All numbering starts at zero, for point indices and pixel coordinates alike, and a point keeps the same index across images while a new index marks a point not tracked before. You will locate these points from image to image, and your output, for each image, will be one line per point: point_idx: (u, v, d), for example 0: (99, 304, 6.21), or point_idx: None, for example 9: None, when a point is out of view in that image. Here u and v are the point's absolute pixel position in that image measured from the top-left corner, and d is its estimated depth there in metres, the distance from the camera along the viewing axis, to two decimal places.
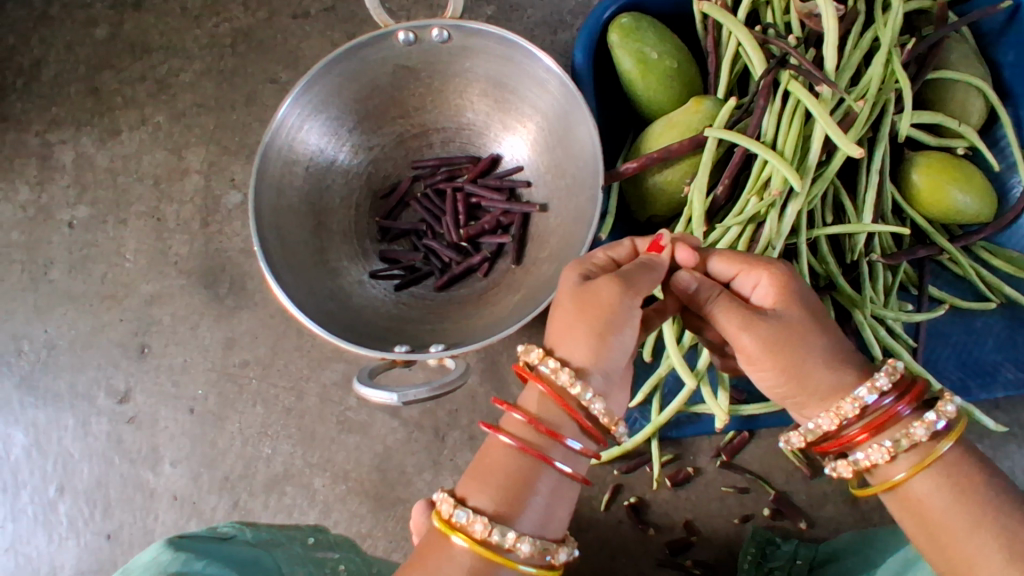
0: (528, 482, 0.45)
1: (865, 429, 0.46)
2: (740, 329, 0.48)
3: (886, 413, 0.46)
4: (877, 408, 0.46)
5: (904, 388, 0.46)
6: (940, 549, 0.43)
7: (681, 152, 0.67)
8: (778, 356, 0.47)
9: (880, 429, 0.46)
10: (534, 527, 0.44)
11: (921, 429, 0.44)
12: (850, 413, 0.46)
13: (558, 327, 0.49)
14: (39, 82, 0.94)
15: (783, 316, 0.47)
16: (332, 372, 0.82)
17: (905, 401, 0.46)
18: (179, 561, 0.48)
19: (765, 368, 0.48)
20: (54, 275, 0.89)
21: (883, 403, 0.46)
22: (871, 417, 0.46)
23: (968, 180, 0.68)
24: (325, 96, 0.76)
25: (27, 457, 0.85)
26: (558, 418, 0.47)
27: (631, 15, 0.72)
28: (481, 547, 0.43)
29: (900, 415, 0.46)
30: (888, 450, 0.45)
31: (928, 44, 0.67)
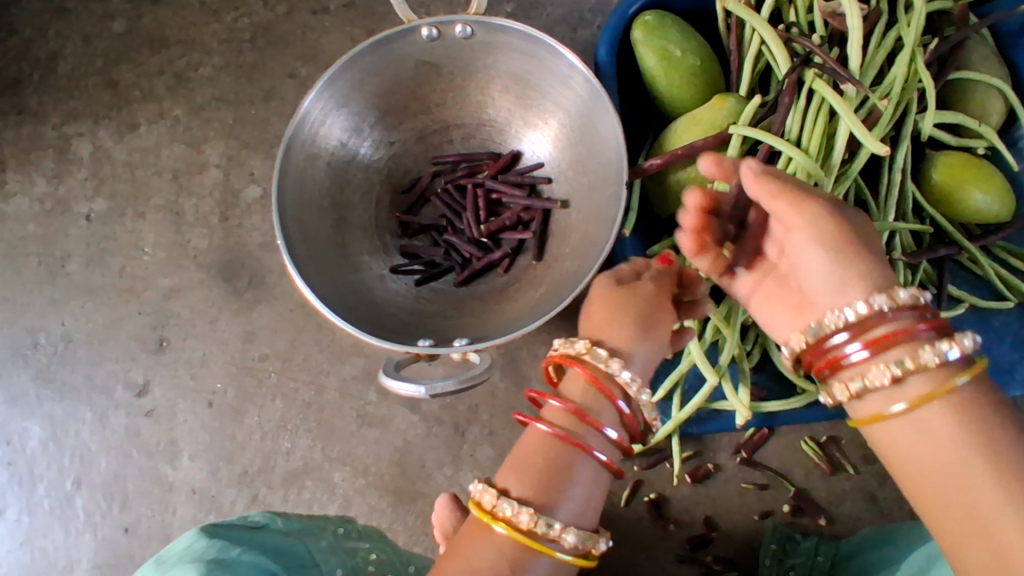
0: (569, 472, 0.46)
1: (868, 345, 0.45)
2: (806, 211, 0.47)
3: (898, 330, 0.45)
4: (888, 320, 0.45)
5: (923, 314, 0.45)
6: (943, 486, 0.41)
7: (705, 150, 0.68)
8: (841, 247, 0.47)
9: (888, 347, 0.45)
10: (574, 517, 0.46)
11: (932, 352, 0.43)
12: (842, 320, 0.46)
13: (599, 321, 0.54)
14: (56, 75, 0.94)
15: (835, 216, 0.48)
16: (351, 367, 0.82)
17: (927, 325, 0.44)
18: (215, 548, 0.48)
19: (822, 256, 0.47)
20: (71, 268, 0.89)
21: (894, 320, 0.45)
22: (878, 330, 0.45)
23: (987, 180, 0.69)
24: (349, 91, 0.76)
25: (44, 449, 0.85)
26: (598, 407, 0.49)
27: (654, 13, 0.73)
28: (527, 537, 0.44)
29: (914, 335, 0.44)
30: (893, 367, 0.44)
31: (950, 44, 0.67)
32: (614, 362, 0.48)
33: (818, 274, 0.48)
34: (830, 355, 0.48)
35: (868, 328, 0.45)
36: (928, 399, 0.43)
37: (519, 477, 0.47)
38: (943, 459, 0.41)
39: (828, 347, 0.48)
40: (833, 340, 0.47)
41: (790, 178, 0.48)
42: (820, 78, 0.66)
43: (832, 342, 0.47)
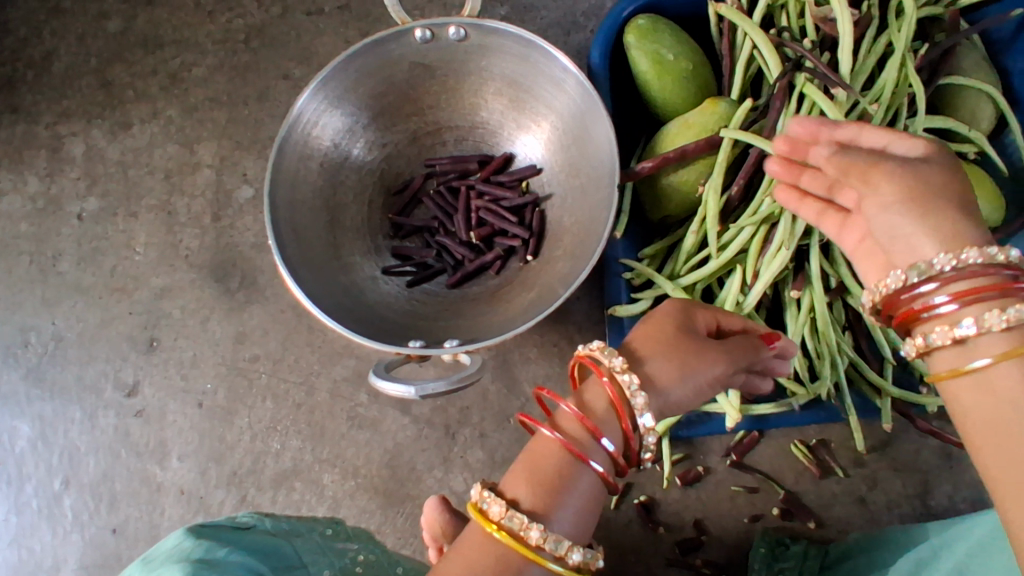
0: (573, 486, 0.46)
1: (957, 295, 0.42)
2: (870, 171, 0.48)
3: (988, 282, 0.42)
4: (985, 273, 0.42)
5: (1019, 273, 0.42)
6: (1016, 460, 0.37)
7: (696, 153, 0.68)
8: (921, 202, 0.45)
9: (976, 298, 0.42)
10: (577, 532, 0.46)
11: (1016, 311, 0.40)
12: (944, 267, 0.43)
13: (656, 350, 0.51)
14: (50, 74, 0.94)
15: (921, 166, 0.47)
16: (342, 368, 0.82)
17: (1017, 283, 0.42)
18: (202, 548, 0.48)
19: (904, 211, 0.46)
20: (63, 267, 0.89)
21: (985, 273, 0.42)
22: (968, 280, 0.42)
23: (977, 184, 0.68)
24: (342, 92, 0.76)
25: (33, 449, 0.85)
26: (608, 427, 0.49)
27: (647, 17, 0.73)
28: (532, 551, 0.43)
29: (1006, 291, 0.41)
30: (974, 323, 0.41)
31: (940, 50, 0.68)
32: (641, 394, 0.48)
33: (901, 226, 0.46)
34: (916, 305, 0.45)
35: (958, 277, 0.43)
36: (1015, 352, 0.39)
37: (524, 487, 0.46)
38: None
39: (914, 295, 0.45)
40: (920, 287, 0.44)
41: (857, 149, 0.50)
42: (812, 83, 0.67)
43: (918, 292, 0.44)
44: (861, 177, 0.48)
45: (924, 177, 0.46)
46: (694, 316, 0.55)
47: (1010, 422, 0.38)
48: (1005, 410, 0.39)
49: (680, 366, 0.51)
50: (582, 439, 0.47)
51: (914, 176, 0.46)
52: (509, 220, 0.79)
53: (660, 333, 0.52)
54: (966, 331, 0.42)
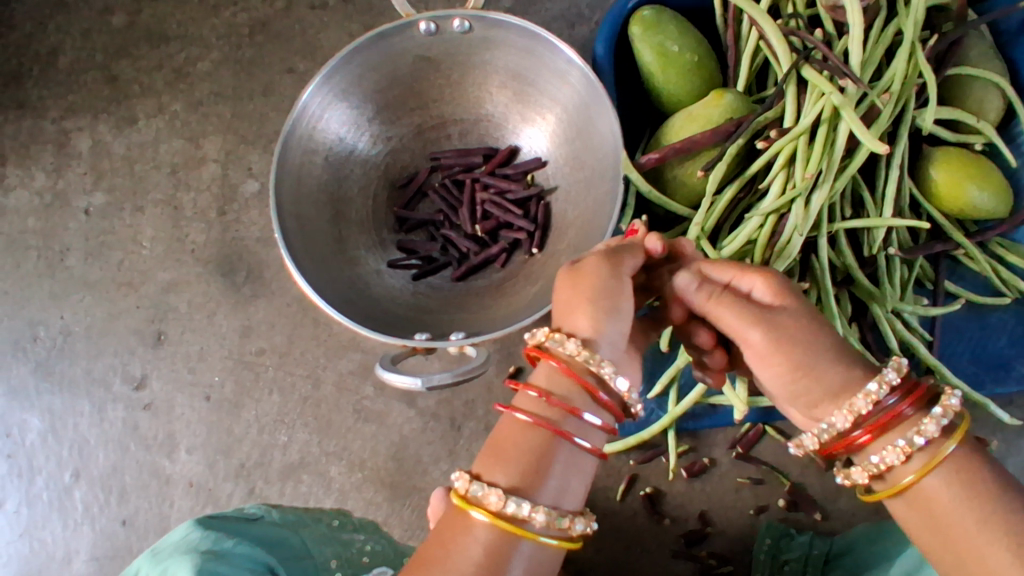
0: (542, 452, 0.46)
1: (869, 431, 0.44)
2: (748, 324, 0.47)
3: (890, 412, 0.44)
4: (886, 403, 0.44)
5: (898, 387, 0.44)
6: (947, 548, 0.41)
7: (702, 145, 0.68)
8: (806, 367, 0.46)
9: (885, 429, 0.44)
10: (549, 500, 0.45)
11: (932, 424, 0.42)
12: (848, 420, 0.45)
13: (558, 308, 0.51)
14: (55, 69, 0.94)
15: (791, 312, 0.47)
16: (348, 361, 0.82)
17: (911, 401, 0.44)
18: (211, 538, 0.49)
19: (788, 373, 0.46)
20: (71, 261, 0.89)
21: (887, 402, 0.44)
22: (874, 416, 0.44)
23: (985, 177, 0.68)
24: (347, 85, 0.76)
25: (42, 443, 0.86)
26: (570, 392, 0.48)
27: (652, 8, 0.72)
28: (499, 517, 0.43)
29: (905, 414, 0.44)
30: (903, 450, 0.43)
31: (949, 41, 0.67)
32: (571, 342, 0.48)
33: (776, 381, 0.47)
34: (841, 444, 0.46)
35: (867, 415, 0.44)
36: (933, 473, 0.42)
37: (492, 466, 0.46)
38: (944, 510, 0.41)
39: (836, 437, 0.46)
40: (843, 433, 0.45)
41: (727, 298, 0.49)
42: (819, 74, 0.66)
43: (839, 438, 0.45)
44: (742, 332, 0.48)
45: (747, 328, 0.47)
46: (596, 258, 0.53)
47: (919, 503, 0.42)
48: (926, 507, 0.42)
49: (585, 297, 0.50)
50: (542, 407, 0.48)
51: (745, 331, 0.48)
52: (514, 213, 0.80)
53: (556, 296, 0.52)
54: (892, 466, 0.43)
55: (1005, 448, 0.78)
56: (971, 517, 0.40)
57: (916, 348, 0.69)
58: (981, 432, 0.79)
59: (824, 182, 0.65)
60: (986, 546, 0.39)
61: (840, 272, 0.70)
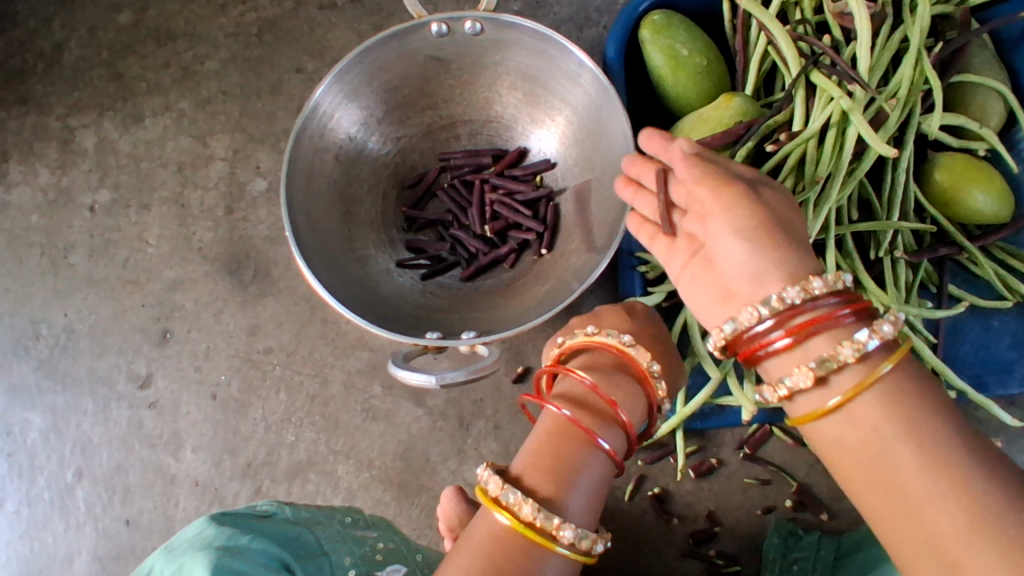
0: (568, 450, 0.48)
1: (797, 331, 0.44)
2: (740, 193, 0.47)
3: (820, 315, 0.44)
4: (817, 309, 0.44)
5: (841, 295, 0.44)
6: (872, 471, 0.41)
7: (712, 146, 0.68)
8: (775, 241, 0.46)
9: (812, 334, 0.44)
10: (587, 521, 0.47)
11: (856, 343, 0.43)
12: (775, 310, 0.44)
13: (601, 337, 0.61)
14: (61, 66, 0.94)
15: (782, 207, 0.49)
16: (356, 360, 0.82)
17: (847, 309, 0.44)
18: (225, 535, 0.49)
19: (760, 243, 0.46)
20: (75, 259, 0.89)
21: (821, 306, 0.44)
22: (804, 318, 0.44)
23: (987, 181, 0.69)
24: (359, 84, 0.76)
25: (44, 441, 0.85)
26: (623, 385, 0.53)
27: (662, 12, 0.73)
28: (495, 505, 0.45)
29: (837, 322, 0.44)
30: (820, 363, 0.43)
31: (954, 48, 0.68)
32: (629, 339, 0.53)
33: (736, 254, 0.46)
34: (755, 345, 0.46)
35: (799, 312, 0.44)
36: (867, 392, 0.42)
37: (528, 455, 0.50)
38: (871, 430, 0.42)
39: (755, 338, 0.46)
40: (765, 328, 0.45)
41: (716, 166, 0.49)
42: (827, 79, 0.67)
43: (766, 334, 0.45)
44: (725, 193, 0.47)
45: (730, 195, 0.47)
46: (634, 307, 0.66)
47: (850, 432, 0.42)
48: (856, 427, 0.42)
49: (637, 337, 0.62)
50: (591, 406, 0.51)
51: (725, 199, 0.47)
52: (524, 214, 0.80)
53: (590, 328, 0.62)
54: (821, 374, 0.44)
55: (1007, 448, 0.80)
56: (908, 443, 0.40)
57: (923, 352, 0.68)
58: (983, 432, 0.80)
59: (832, 185, 0.66)
60: (915, 474, 0.39)
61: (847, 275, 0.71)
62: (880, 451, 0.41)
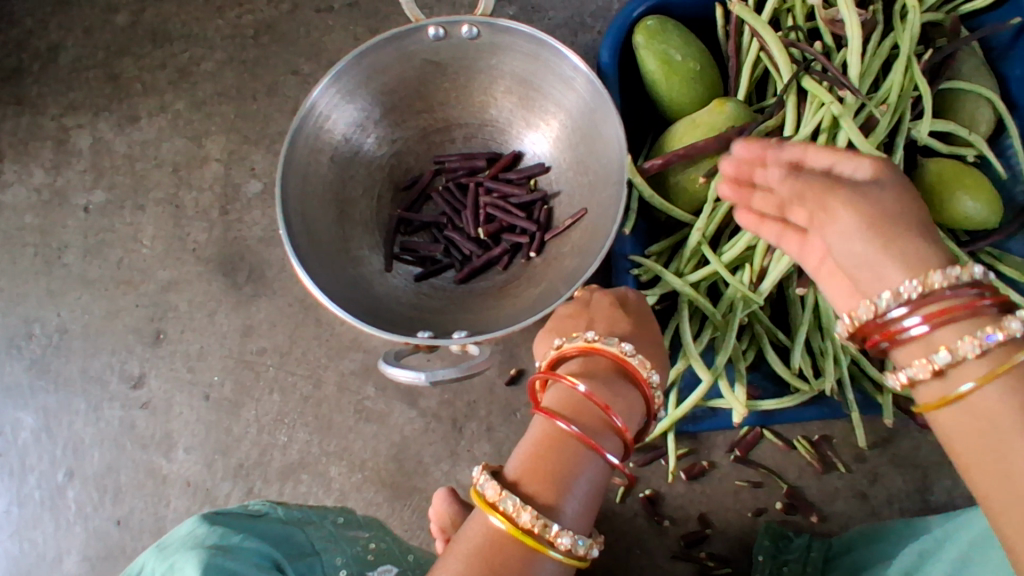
0: (566, 457, 0.47)
1: (928, 319, 0.42)
2: (842, 199, 0.46)
3: (956, 303, 0.41)
4: (952, 295, 0.41)
5: (980, 284, 0.41)
6: (984, 459, 0.37)
7: (705, 151, 0.69)
8: (885, 233, 0.44)
9: (946, 322, 0.41)
10: (581, 526, 0.47)
11: (990, 329, 0.39)
12: (907, 297, 0.43)
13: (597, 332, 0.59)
14: (57, 66, 0.94)
15: (891, 196, 0.46)
16: (350, 361, 0.82)
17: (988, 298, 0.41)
18: (216, 534, 0.49)
19: (868, 239, 0.45)
20: (69, 259, 0.89)
21: (957, 294, 0.41)
22: (939, 305, 0.42)
23: (977, 188, 0.70)
24: (355, 86, 0.77)
25: (36, 441, 0.84)
26: (620, 390, 0.52)
27: (656, 18, 0.74)
28: (493, 510, 0.45)
29: (977, 312, 0.41)
30: (950, 347, 0.40)
31: (943, 55, 0.70)
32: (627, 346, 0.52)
33: (853, 251, 0.46)
34: (884, 332, 0.44)
35: (928, 300, 0.42)
36: (995, 384, 0.38)
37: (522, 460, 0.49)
38: (994, 418, 0.37)
39: (882, 323, 0.44)
40: (893, 315, 0.43)
41: (816, 174, 0.48)
42: (819, 84, 0.68)
43: (897, 323, 0.43)
44: (827, 201, 0.47)
45: (834, 209, 0.46)
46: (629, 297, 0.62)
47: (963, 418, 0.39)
48: (973, 416, 0.38)
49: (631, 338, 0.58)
50: (586, 410, 0.50)
51: (831, 210, 0.47)
52: (518, 216, 0.80)
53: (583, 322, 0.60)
54: (944, 362, 0.41)
55: None
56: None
57: None
58: None
59: None
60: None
61: None
62: (995, 439, 0.37)
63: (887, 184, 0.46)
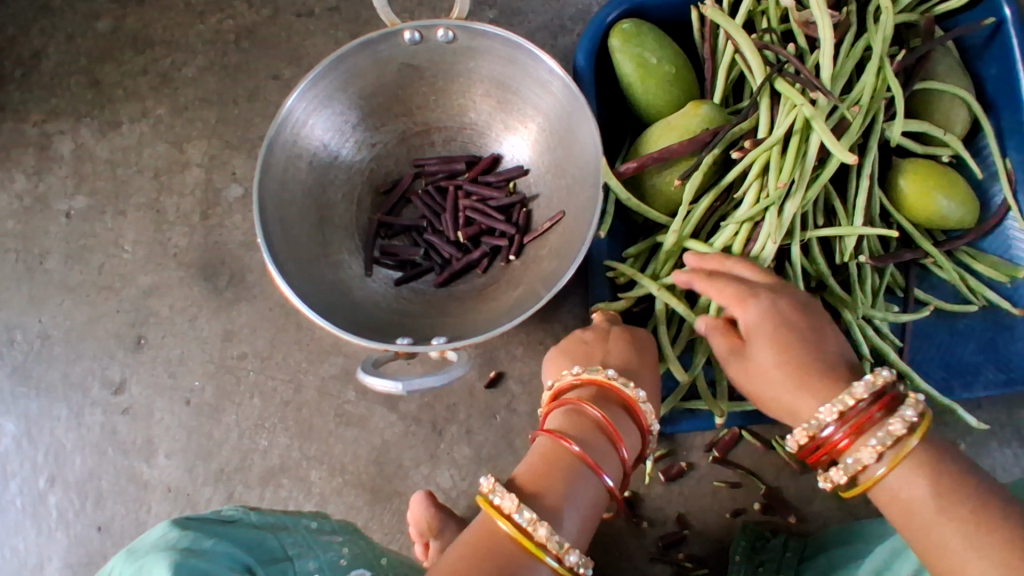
0: (576, 481, 0.48)
1: (848, 429, 0.51)
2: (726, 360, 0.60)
3: (864, 414, 0.50)
4: (859, 408, 0.50)
5: (876, 392, 0.50)
6: (919, 536, 0.47)
7: (679, 153, 0.69)
8: (799, 385, 0.54)
9: (862, 431, 0.50)
10: (580, 545, 0.48)
11: (896, 427, 0.49)
12: (830, 417, 0.51)
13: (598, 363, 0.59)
14: (38, 72, 0.94)
15: (770, 352, 0.56)
16: (330, 365, 0.82)
17: (880, 405, 0.50)
18: (188, 539, 0.49)
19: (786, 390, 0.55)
20: (50, 265, 0.89)
21: (861, 407, 0.50)
22: (851, 418, 0.51)
23: (953, 188, 0.71)
24: (332, 91, 0.77)
25: (17, 447, 0.85)
26: (627, 427, 0.53)
27: (632, 21, 0.74)
28: (506, 522, 0.45)
29: (879, 418, 0.50)
30: (873, 450, 0.49)
31: (916, 56, 0.70)
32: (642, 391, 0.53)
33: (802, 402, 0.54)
34: (825, 445, 0.52)
35: (847, 415, 0.51)
36: (901, 467, 0.49)
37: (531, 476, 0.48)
38: (913, 503, 0.48)
39: (822, 438, 0.52)
40: (827, 433, 0.52)
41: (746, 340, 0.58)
42: (791, 86, 0.68)
43: (838, 445, 0.51)
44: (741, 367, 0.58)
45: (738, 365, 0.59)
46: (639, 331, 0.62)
47: (877, 490, 0.50)
48: (898, 498, 0.49)
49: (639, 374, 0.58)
50: (594, 440, 0.50)
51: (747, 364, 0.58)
52: (496, 219, 0.81)
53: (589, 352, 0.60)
54: (866, 463, 0.50)
55: (974, 451, 0.81)
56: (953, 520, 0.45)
57: (887, 354, 0.70)
58: (951, 435, 0.81)
59: (798, 189, 0.67)
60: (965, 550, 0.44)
61: (813, 279, 0.71)
62: (930, 528, 0.46)
63: (776, 339, 0.56)
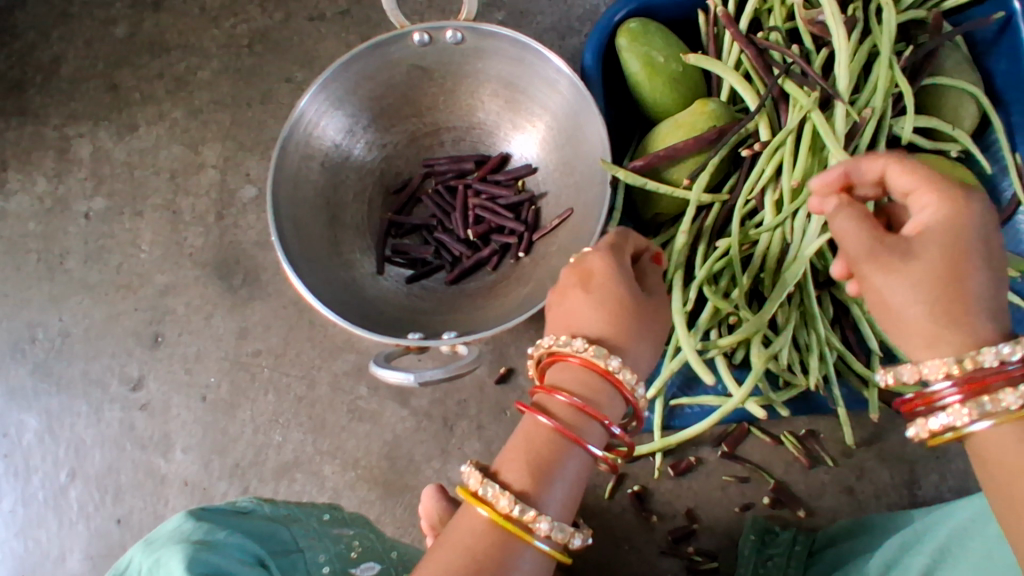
0: (553, 457, 0.47)
1: (962, 388, 0.42)
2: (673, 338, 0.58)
3: (992, 375, 0.41)
4: (990, 372, 0.41)
5: (998, 358, 0.41)
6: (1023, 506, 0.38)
7: (686, 151, 0.70)
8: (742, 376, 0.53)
9: (981, 391, 0.41)
10: (567, 516, 0.47)
11: (1013, 395, 0.40)
12: (939, 372, 0.43)
13: (570, 311, 0.55)
14: (57, 77, 0.97)
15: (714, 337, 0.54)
16: (342, 362, 0.84)
17: (1020, 369, 0.41)
18: (203, 530, 0.51)
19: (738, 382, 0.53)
20: (70, 264, 0.91)
21: (999, 366, 0.41)
22: (977, 375, 0.41)
23: (962, 182, 0.70)
24: (344, 93, 0.78)
25: (39, 442, 0.87)
26: (602, 392, 0.50)
27: (639, 20, 0.75)
28: (475, 498, 0.45)
29: (1007, 373, 0.41)
30: (965, 410, 0.42)
31: (924, 52, 0.70)
32: (614, 358, 0.49)
33: None
34: (924, 397, 0.44)
35: (965, 371, 0.42)
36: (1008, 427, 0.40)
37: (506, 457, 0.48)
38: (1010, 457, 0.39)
39: (927, 391, 0.44)
40: (936, 388, 0.43)
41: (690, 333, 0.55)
42: (800, 88, 0.69)
43: (933, 398, 0.44)
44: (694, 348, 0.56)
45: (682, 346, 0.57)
46: (592, 268, 0.55)
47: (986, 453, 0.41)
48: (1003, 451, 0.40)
49: (602, 326, 0.53)
50: (569, 414, 0.49)
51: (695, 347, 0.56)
52: (506, 217, 0.82)
53: (565, 300, 0.56)
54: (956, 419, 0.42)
55: None
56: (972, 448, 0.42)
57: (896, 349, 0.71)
58: None
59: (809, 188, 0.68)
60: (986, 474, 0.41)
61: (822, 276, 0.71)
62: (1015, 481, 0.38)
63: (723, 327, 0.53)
